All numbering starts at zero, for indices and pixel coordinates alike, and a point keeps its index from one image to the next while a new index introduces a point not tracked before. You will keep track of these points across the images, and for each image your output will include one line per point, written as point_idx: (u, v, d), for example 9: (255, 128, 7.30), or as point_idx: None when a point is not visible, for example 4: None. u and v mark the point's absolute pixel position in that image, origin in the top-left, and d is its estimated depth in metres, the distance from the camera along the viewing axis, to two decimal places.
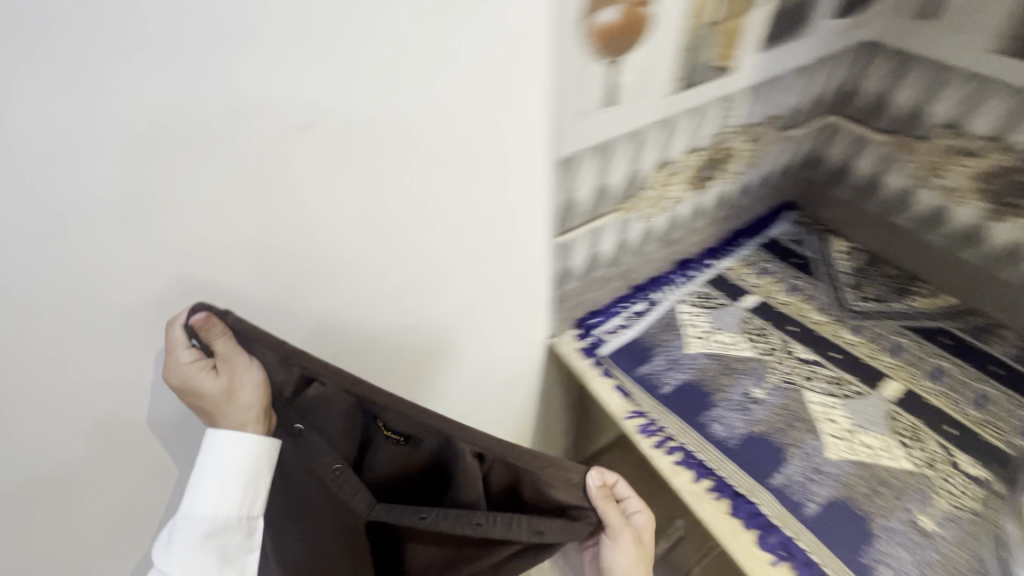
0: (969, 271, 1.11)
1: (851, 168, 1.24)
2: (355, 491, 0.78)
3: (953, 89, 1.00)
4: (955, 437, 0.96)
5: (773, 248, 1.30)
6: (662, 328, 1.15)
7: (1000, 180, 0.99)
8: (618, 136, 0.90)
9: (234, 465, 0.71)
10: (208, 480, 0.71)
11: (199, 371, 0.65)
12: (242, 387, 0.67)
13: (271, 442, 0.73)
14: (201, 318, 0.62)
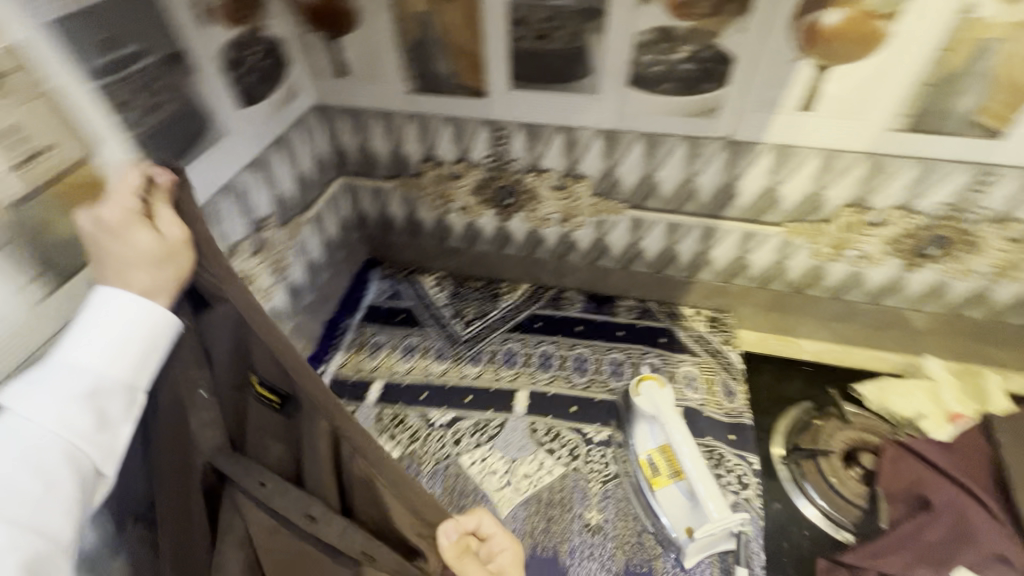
0: (518, 262, 1.22)
1: (390, 215, 1.20)
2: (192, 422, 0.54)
3: (411, 128, 1.00)
4: (539, 422, 1.03)
5: (375, 315, 1.22)
6: None
7: (491, 189, 1.06)
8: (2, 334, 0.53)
9: (136, 329, 0.44)
10: (93, 334, 0.43)
11: (131, 221, 0.44)
12: (169, 267, 0.45)
13: (176, 327, 0.47)
14: (172, 176, 0.47)
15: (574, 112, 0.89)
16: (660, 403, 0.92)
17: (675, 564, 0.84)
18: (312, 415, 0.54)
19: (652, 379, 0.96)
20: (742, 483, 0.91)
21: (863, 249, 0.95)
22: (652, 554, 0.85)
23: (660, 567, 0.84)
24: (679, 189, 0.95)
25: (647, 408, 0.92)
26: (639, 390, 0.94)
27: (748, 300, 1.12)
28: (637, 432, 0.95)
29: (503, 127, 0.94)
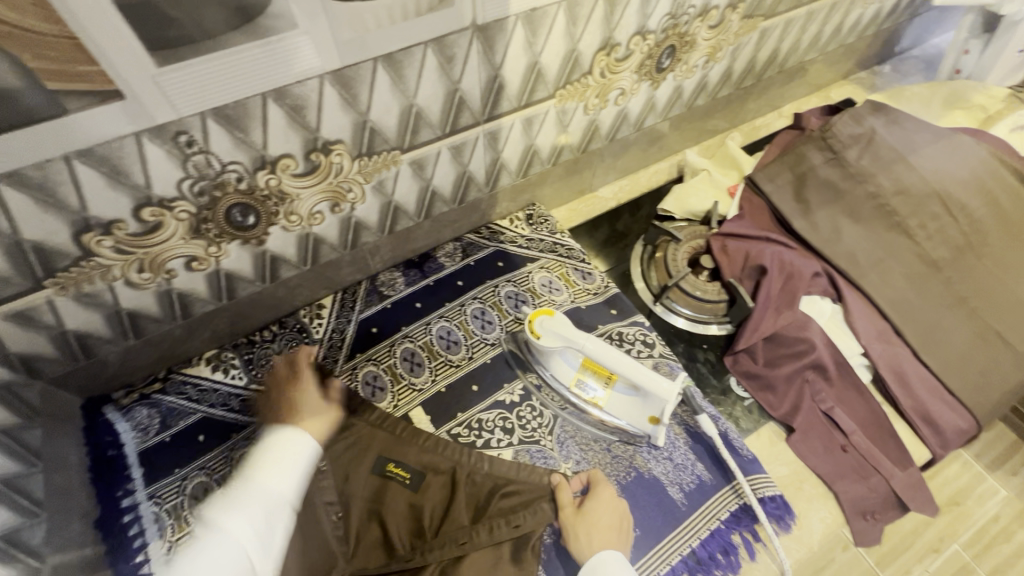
0: (305, 279, 0.92)
1: (76, 332, 0.74)
2: (394, 491, 0.81)
3: (16, 199, 0.56)
4: (454, 426, 0.88)
5: (163, 460, 0.82)
6: None
7: (218, 217, 0.72)
8: None
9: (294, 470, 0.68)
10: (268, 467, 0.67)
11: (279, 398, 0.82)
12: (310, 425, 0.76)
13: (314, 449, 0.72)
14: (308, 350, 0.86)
15: (279, 63, 0.60)
16: (558, 337, 0.84)
17: (651, 448, 0.86)
18: (446, 462, 0.83)
19: (541, 313, 0.87)
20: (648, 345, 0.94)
21: (621, 86, 0.96)
22: (628, 455, 0.86)
23: (641, 460, 0.85)
24: (448, 107, 0.78)
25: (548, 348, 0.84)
26: (537, 331, 0.86)
27: (548, 182, 1.09)
28: (554, 368, 0.88)
29: (182, 127, 0.60)
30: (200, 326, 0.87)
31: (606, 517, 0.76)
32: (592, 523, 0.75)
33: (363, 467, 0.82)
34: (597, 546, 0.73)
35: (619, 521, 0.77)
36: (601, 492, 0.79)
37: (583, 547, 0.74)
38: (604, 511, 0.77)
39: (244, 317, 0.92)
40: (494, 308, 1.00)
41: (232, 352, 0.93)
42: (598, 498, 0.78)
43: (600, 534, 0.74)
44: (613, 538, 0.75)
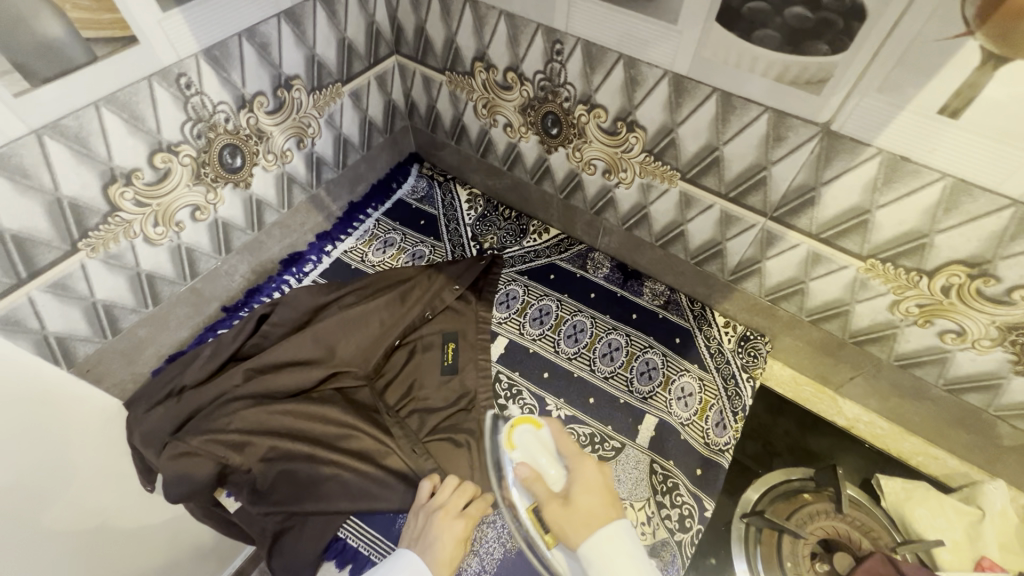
0: (554, 203, 1.09)
1: (438, 112, 1.11)
2: (433, 357, 0.99)
3: (466, 16, 0.87)
4: (503, 375, 0.98)
5: (400, 213, 1.20)
6: (245, 332, 0.96)
7: (538, 114, 0.93)
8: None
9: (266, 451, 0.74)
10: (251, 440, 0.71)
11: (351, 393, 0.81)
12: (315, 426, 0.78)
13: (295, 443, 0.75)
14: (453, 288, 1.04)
15: (644, 41, 0.71)
16: (541, 451, 0.73)
17: None
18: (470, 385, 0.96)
19: (527, 421, 0.77)
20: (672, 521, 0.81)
21: (961, 324, 0.72)
22: None
23: None
24: (746, 175, 0.76)
25: (527, 458, 0.73)
26: (514, 443, 0.75)
27: (793, 332, 0.93)
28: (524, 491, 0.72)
29: (561, 40, 0.79)
30: (485, 170, 1.16)
31: (590, 499, 0.62)
32: (592, 502, 0.62)
33: (441, 324, 1.03)
34: (593, 532, 0.59)
35: (609, 502, 0.62)
36: (578, 466, 0.67)
37: (585, 542, 0.59)
38: (585, 491, 0.64)
39: (508, 191, 1.17)
40: (626, 354, 0.99)
41: (483, 202, 1.21)
42: (579, 480, 0.66)
43: (591, 517, 0.61)
44: (601, 513, 0.61)
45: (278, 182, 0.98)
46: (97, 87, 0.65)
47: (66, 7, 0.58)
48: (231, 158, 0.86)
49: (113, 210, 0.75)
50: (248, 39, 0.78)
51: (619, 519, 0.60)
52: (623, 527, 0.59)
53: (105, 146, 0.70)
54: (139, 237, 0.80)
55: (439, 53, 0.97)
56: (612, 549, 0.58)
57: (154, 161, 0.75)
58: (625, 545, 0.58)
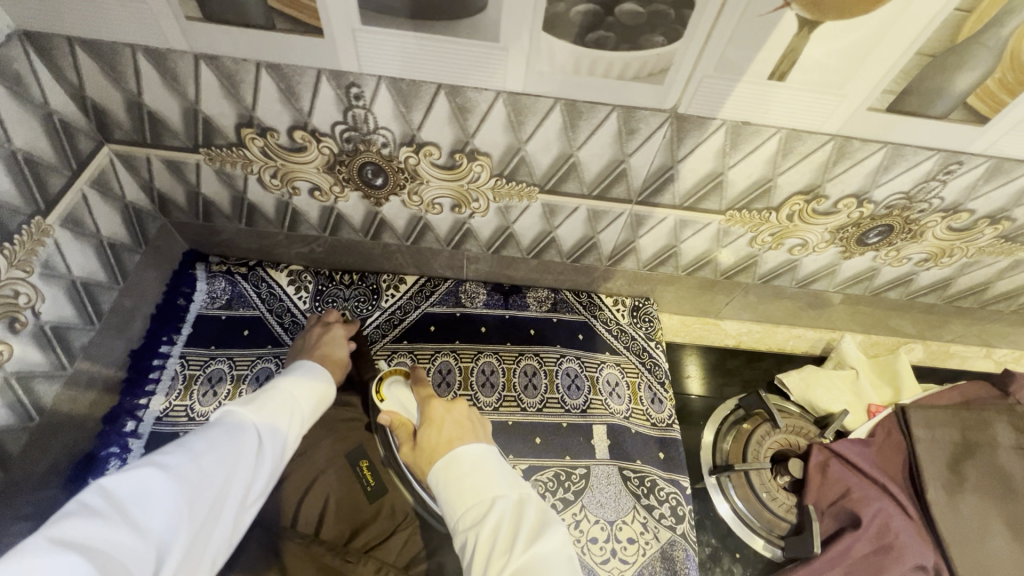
0: (401, 251, 0.94)
1: (206, 197, 0.83)
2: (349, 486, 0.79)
3: (206, 77, 0.63)
4: None
5: (210, 334, 0.90)
6: None
7: (351, 167, 0.75)
8: None
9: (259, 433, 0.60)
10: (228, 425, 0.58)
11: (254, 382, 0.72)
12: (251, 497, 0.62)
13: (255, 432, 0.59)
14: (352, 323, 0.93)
15: (463, 66, 0.60)
16: (407, 401, 0.80)
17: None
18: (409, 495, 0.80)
19: (398, 373, 0.85)
20: (664, 516, 0.82)
21: (804, 237, 0.83)
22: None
23: None
24: (607, 172, 0.72)
25: (392, 409, 0.79)
26: (383, 394, 0.81)
27: (673, 287, 0.98)
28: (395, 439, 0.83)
29: (357, 82, 0.62)
30: (300, 242, 0.93)
31: (446, 432, 0.65)
32: (443, 434, 0.65)
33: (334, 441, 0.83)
34: (443, 456, 0.62)
35: (461, 430, 0.66)
36: (433, 403, 0.70)
37: (435, 463, 0.62)
38: (439, 426, 0.67)
39: (337, 254, 0.97)
40: (546, 373, 0.93)
41: (312, 276, 0.99)
42: (427, 418, 0.68)
43: (445, 446, 0.64)
44: (457, 440, 0.64)
45: (3, 395, 0.65)
46: None
47: None
48: None
49: None
50: None
51: (475, 445, 0.63)
52: (473, 448, 0.62)
53: None
54: None
55: (179, 128, 0.70)
56: (458, 466, 0.60)
57: None
58: (468, 463, 0.60)
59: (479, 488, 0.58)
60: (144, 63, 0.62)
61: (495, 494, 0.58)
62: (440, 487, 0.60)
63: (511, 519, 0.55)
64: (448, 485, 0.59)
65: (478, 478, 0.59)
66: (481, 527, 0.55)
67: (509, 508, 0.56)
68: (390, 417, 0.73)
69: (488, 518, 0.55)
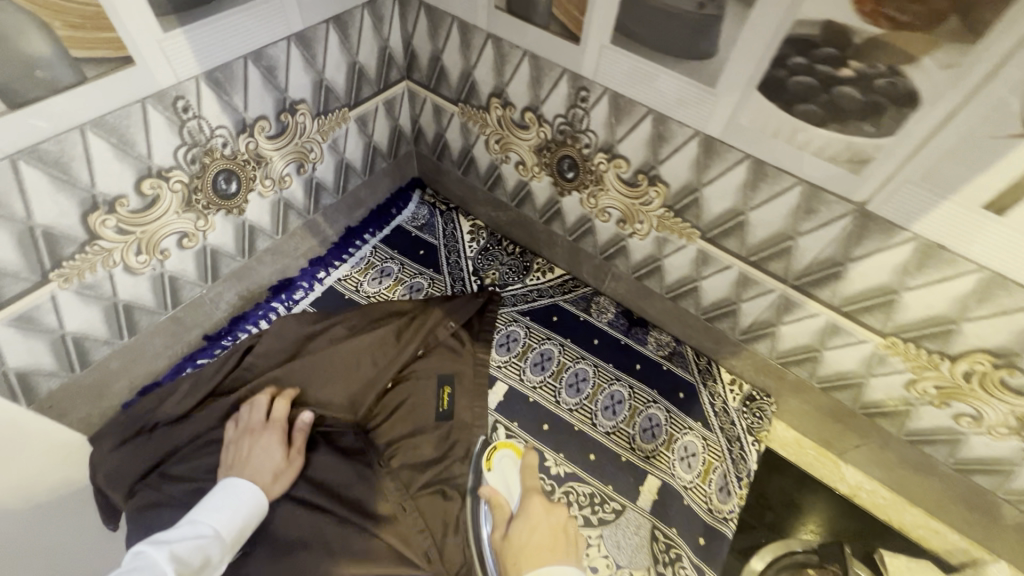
0: (561, 243, 1.05)
1: (446, 142, 1.06)
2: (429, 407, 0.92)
3: (488, 51, 0.83)
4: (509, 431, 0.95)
5: (399, 241, 1.15)
6: (226, 363, 0.89)
7: (554, 155, 0.89)
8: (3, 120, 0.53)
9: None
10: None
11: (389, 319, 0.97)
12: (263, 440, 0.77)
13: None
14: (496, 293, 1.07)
15: (675, 100, 0.68)
16: (508, 476, 0.88)
17: None
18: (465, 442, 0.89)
19: (508, 448, 0.91)
20: None
21: (979, 409, 0.70)
22: None
23: None
24: (771, 243, 0.73)
25: (495, 482, 0.86)
26: (492, 463, 0.88)
27: (801, 396, 0.91)
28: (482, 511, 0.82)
29: (588, 87, 0.76)
30: (491, 204, 1.12)
31: (536, 537, 0.70)
32: (537, 539, 0.70)
33: (439, 365, 0.96)
34: (528, 566, 0.66)
35: (556, 544, 0.69)
36: (535, 501, 0.75)
37: (521, 570, 0.66)
38: (534, 528, 0.71)
39: (513, 226, 1.13)
40: (631, 407, 0.96)
41: (485, 235, 1.17)
42: (525, 519, 0.72)
43: (533, 552, 0.68)
44: (555, 553, 0.67)
45: (273, 209, 0.91)
46: (103, 115, 0.61)
47: (55, 25, 0.52)
48: (226, 184, 0.80)
49: (92, 238, 0.68)
50: (255, 61, 0.73)
51: (565, 559, 0.67)
52: (560, 565, 0.66)
53: (88, 172, 0.63)
54: (120, 265, 0.73)
55: (454, 83, 0.93)
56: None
57: (142, 187, 0.69)
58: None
59: None
60: (456, 31, 0.85)
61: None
62: None
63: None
64: None
65: None
66: None
67: None
68: (490, 494, 0.76)
69: None
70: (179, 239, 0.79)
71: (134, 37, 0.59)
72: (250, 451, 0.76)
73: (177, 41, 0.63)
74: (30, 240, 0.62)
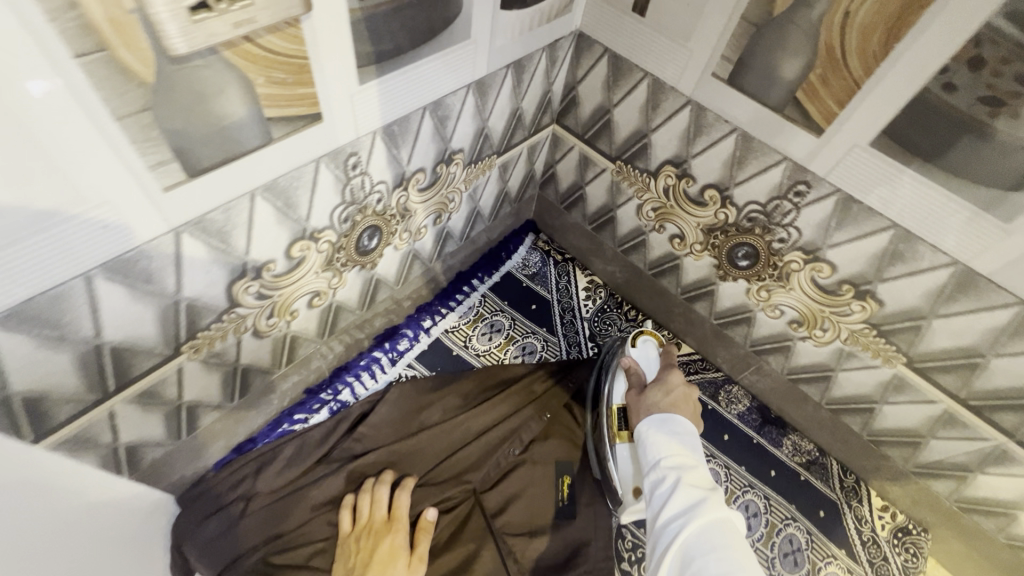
0: (699, 322, 0.94)
1: (584, 194, 0.95)
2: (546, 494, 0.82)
3: (680, 118, 0.71)
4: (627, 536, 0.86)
5: (509, 291, 1.04)
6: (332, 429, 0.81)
7: (729, 238, 0.78)
8: (181, 190, 0.43)
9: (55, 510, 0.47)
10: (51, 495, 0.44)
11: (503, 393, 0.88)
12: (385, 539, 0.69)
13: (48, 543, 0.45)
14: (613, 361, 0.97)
15: (939, 223, 0.57)
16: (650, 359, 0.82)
17: None
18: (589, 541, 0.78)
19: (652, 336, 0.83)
20: None
21: None
22: None
23: None
24: (1009, 394, 0.62)
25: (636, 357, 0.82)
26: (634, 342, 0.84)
27: (973, 543, 0.80)
28: (616, 385, 0.78)
29: (812, 182, 0.64)
30: (619, 264, 1.01)
31: (670, 397, 0.69)
32: (667, 399, 0.69)
33: (556, 445, 0.86)
34: (658, 413, 0.67)
35: (687, 409, 0.68)
36: (674, 373, 0.73)
37: (646, 416, 0.68)
38: (668, 390, 0.71)
39: (639, 291, 1.02)
40: (769, 523, 0.86)
41: (602, 294, 1.06)
42: (661, 379, 0.72)
43: (660, 406, 0.68)
44: (683, 410, 0.67)
45: (400, 260, 0.81)
46: (277, 177, 0.50)
47: (259, 81, 0.42)
48: (368, 240, 0.69)
49: (232, 307, 0.58)
50: (432, 113, 0.62)
51: (688, 421, 0.66)
52: (681, 420, 0.65)
53: (245, 239, 0.53)
54: (249, 330, 0.63)
55: (618, 140, 0.82)
56: (668, 421, 0.66)
57: (292, 251, 0.59)
58: (685, 437, 0.64)
59: (688, 450, 0.63)
60: (642, 88, 0.73)
61: (694, 452, 0.62)
62: (644, 432, 0.66)
63: (696, 492, 0.57)
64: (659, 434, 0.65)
65: (683, 438, 0.64)
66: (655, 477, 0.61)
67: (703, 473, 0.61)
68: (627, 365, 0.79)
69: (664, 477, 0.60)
70: (310, 298, 0.68)
71: (331, 92, 0.48)
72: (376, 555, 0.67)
73: (369, 94, 0.52)
74: (172, 315, 0.52)
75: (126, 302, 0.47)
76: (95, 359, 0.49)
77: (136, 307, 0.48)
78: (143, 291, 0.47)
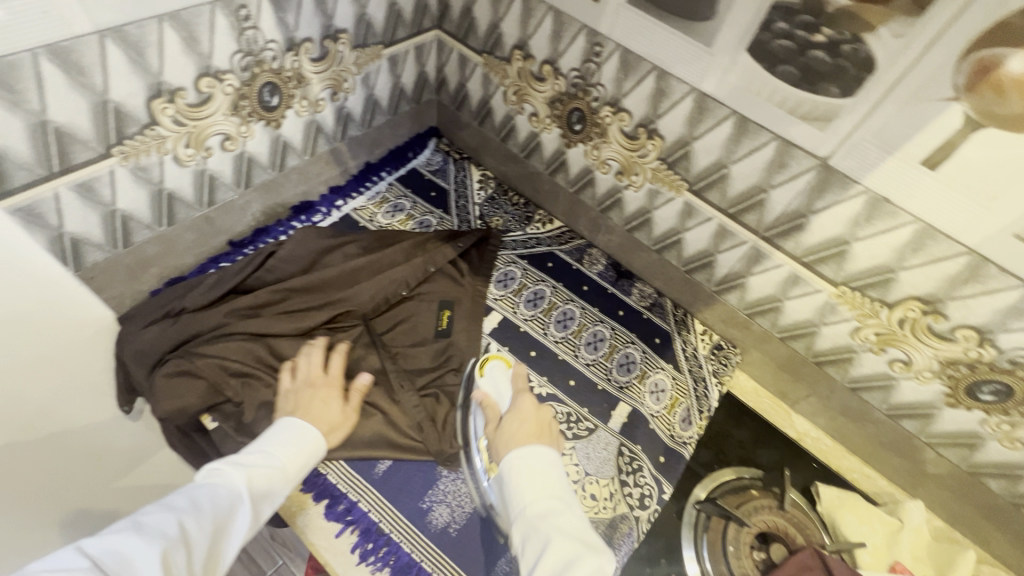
0: (563, 195, 1.15)
1: (467, 92, 1.16)
2: (426, 320, 1.00)
3: (515, 6, 0.93)
4: None
5: (412, 181, 1.22)
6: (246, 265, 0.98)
7: (565, 107, 0.99)
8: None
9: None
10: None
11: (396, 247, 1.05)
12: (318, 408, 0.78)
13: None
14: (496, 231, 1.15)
15: (676, 57, 0.78)
16: (501, 384, 0.89)
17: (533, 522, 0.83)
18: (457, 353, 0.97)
19: (499, 360, 0.93)
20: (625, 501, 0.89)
21: (908, 354, 0.81)
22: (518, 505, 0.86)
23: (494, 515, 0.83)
24: (747, 195, 0.84)
25: (488, 387, 0.88)
26: (484, 372, 0.91)
27: (764, 347, 1.01)
28: (477, 419, 0.87)
29: (602, 42, 0.85)
30: (501, 156, 1.21)
31: (525, 428, 0.74)
32: (524, 428, 0.74)
33: (439, 287, 1.04)
34: (515, 447, 0.71)
35: (541, 428, 0.74)
36: (525, 400, 0.80)
37: (508, 450, 0.71)
38: (523, 419, 0.76)
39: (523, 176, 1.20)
40: (614, 344, 1.04)
41: (493, 184, 1.25)
42: (516, 408, 0.79)
43: (519, 438, 0.73)
44: (540, 437, 0.72)
45: (303, 129, 1.00)
46: (179, 10, 0.70)
47: None
48: (269, 96, 0.89)
49: (151, 123, 0.76)
50: None
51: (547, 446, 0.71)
52: (543, 450, 0.70)
53: (159, 59, 0.71)
54: (170, 154, 0.81)
55: (481, 35, 1.02)
56: (534, 458, 0.69)
57: (200, 83, 0.77)
58: (550, 474, 0.67)
59: (553, 490, 0.65)
60: None
61: (555, 493, 0.66)
62: (510, 476, 0.67)
63: (562, 546, 0.58)
64: (528, 478, 0.66)
65: (551, 478, 0.67)
66: (524, 527, 0.62)
67: (576, 519, 0.63)
68: (483, 396, 0.86)
69: (532, 523, 0.62)
70: (221, 140, 0.87)
71: None
72: (312, 398, 0.81)
73: None
74: (103, 112, 0.70)
75: (65, 88, 0.65)
76: (42, 133, 0.67)
77: (73, 95, 0.67)
78: (78, 82, 0.66)
